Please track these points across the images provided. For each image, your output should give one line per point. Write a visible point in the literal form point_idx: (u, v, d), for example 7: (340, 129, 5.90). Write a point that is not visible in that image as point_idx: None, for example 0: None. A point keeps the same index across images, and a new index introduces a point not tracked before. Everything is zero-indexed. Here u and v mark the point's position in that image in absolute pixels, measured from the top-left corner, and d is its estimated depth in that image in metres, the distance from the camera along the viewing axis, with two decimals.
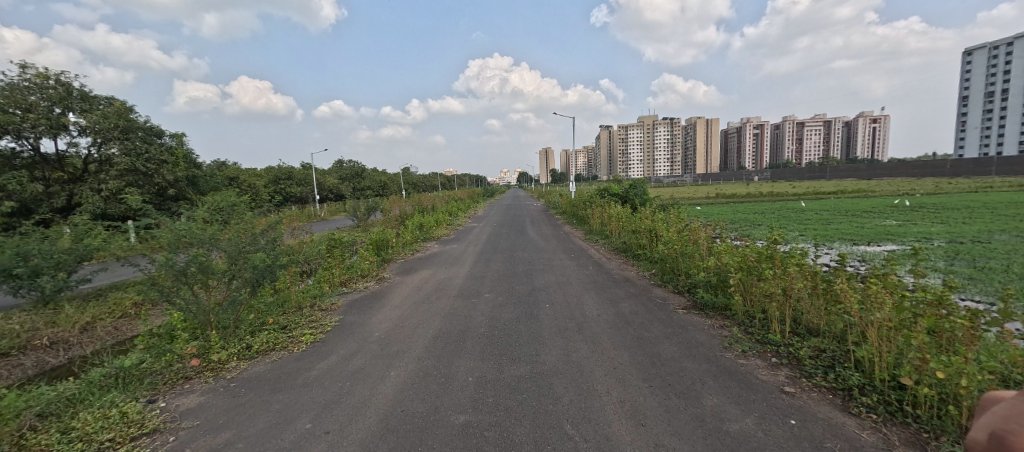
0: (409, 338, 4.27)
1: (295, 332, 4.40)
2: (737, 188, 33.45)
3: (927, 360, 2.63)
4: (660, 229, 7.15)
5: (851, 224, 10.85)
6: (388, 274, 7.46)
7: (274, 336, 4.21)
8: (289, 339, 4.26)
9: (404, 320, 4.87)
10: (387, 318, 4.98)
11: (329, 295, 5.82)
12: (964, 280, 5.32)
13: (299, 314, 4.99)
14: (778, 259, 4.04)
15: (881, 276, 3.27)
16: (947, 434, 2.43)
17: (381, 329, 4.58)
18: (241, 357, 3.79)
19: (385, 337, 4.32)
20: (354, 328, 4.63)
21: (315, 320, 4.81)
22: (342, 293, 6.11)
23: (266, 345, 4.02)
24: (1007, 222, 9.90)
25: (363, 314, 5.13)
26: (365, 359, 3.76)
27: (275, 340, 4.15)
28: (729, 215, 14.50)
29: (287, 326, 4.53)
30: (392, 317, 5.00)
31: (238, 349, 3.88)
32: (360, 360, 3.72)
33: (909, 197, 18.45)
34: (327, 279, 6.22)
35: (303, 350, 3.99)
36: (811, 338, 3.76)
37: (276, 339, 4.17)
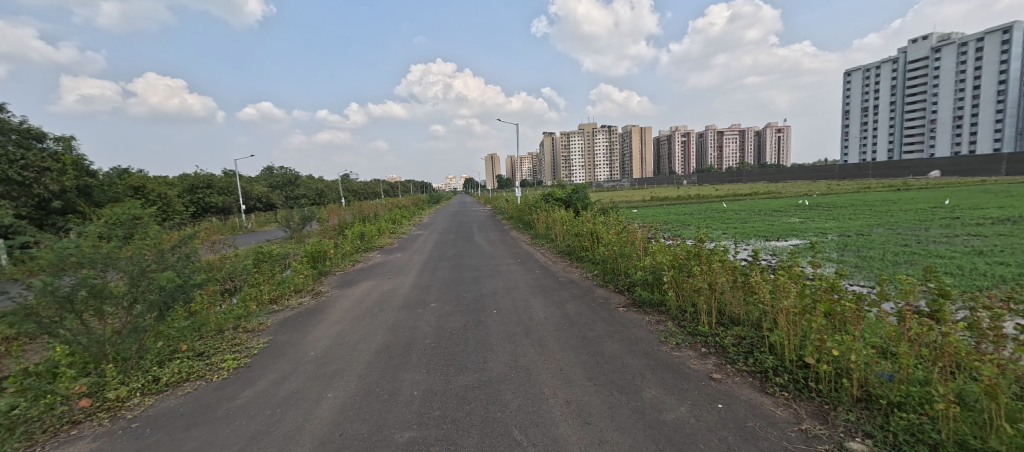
0: (349, 355, 4.06)
1: (215, 359, 3.99)
2: (669, 191, 36.01)
3: (825, 340, 2.99)
4: (601, 232, 7.47)
5: (763, 222, 12.09)
6: (325, 287, 7.03)
7: (189, 365, 3.79)
8: (208, 366, 3.86)
9: (344, 336, 4.62)
10: (324, 335, 4.68)
11: (256, 315, 5.35)
12: (851, 268, 6.16)
13: (219, 337, 4.53)
14: (704, 256, 4.40)
15: (787, 267, 3.68)
16: (842, 404, 2.78)
17: (317, 347, 4.31)
18: (146, 392, 3.37)
19: (322, 356, 4.06)
20: (286, 349, 4.30)
21: (240, 343, 4.41)
22: (272, 312, 5.64)
23: (179, 376, 3.61)
24: (883, 217, 11.61)
25: (297, 333, 4.80)
26: (299, 381, 3.51)
27: (189, 369, 3.73)
28: (663, 217, 15.52)
29: (204, 353, 4.10)
30: (329, 334, 4.71)
31: (143, 383, 3.44)
32: (293, 383, 3.47)
33: (811, 197, 20.93)
34: (253, 298, 5.72)
35: (224, 377, 3.64)
36: (733, 327, 4.09)
37: (191, 368, 3.76)
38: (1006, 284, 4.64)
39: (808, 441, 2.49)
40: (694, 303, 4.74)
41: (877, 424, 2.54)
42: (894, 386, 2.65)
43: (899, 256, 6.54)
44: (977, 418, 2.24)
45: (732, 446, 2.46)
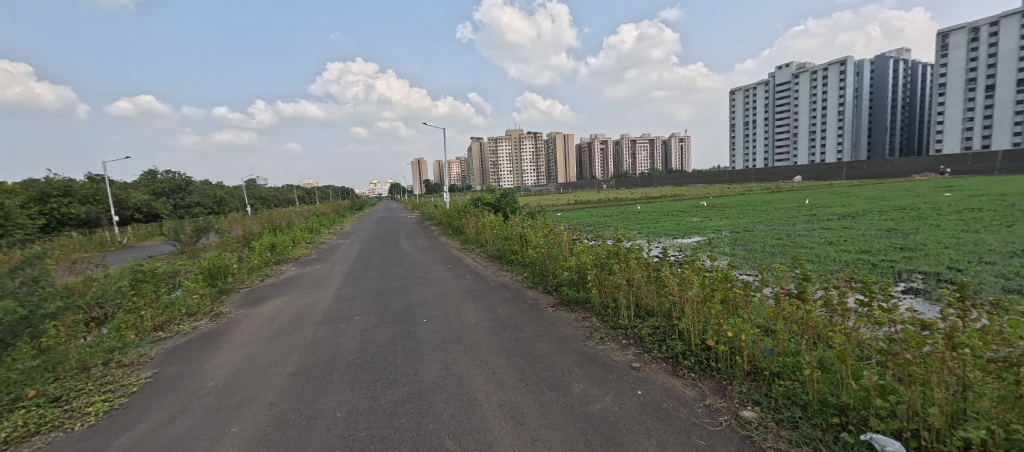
0: (258, 381, 3.73)
1: (77, 403, 3.40)
2: (590, 195, 38.06)
3: (721, 324, 3.45)
4: (528, 235, 7.73)
5: (672, 222, 13.37)
6: (227, 308, 6.32)
7: (39, 415, 3.18)
8: (67, 413, 3.28)
9: (253, 360, 4.24)
10: (228, 361, 4.25)
11: (135, 346, 4.64)
12: (739, 259, 7.11)
13: (83, 376, 3.85)
14: (622, 254, 4.79)
15: (691, 262, 4.15)
16: (736, 378, 3.22)
17: (219, 376, 3.90)
18: None
19: (226, 386, 3.69)
20: (180, 381, 3.83)
21: (113, 382, 3.80)
22: (156, 341, 4.94)
23: (24, 430, 3.01)
24: (765, 215, 13.48)
25: (195, 362, 4.30)
26: (195, 417, 3.16)
27: (40, 419, 3.14)
28: (585, 219, 16.43)
29: (62, 397, 3.46)
30: (235, 360, 4.29)
31: None
32: (188, 421, 3.12)
33: (710, 198, 23.52)
34: (132, 326, 4.95)
35: (95, 424, 3.14)
36: (649, 318, 4.50)
37: (43, 417, 3.16)
38: (849, 267, 5.71)
39: (712, 414, 2.84)
40: (615, 298, 5.10)
41: (763, 393, 2.98)
42: (774, 359, 3.13)
43: (775, 248, 7.68)
44: (832, 378, 2.74)
45: (650, 428, 2.72)
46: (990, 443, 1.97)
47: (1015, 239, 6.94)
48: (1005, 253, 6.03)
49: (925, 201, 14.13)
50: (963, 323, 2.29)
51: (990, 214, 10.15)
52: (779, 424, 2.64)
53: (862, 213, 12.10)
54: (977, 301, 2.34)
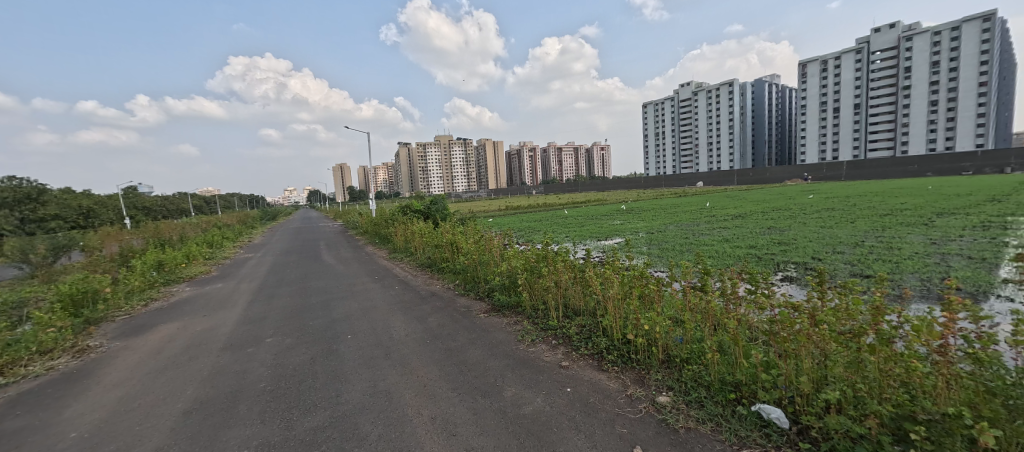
0: (143, 423, 3.25)
1: None
2: (520, 200, 38.86)
3: (639, 318, 3.74)
4: (459, 242, 7.70)
5: (595, 225, 14.18)
6: (98, 341, 5.38)
7: None
8: None
9: (136, 400, 3.68)
10: (102, 404, 3.63)
11: None
12: (654, 258, 7.79)
13: None
14: (550, 257, 4.96)
15: (611, 262, 4.46)
16: (652, 367, 3.51)
17: (88, 423, 3.32)
18: None
19: (97, 433, 3.15)
20: (33, 434, 3.19)
21: None
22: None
23: None
24: (675, 217, 14.87)
25: (54, 408, 3.61)
26: None
27: None
28: (514, 224, 16.76)
29: None
30: (111, 402, 3.68)
31: None
32: None
33: (629, 202, 25.34)
34: None
35: None
36: (575, 317, 4.71)
37: None
38: (742, 261, 6.57)
39: (633, 403, 3.06)
40: (546, 300, 5.26)
41: (675, 378, 3.28)
42: (683, 347, 3.46)
43: (684, 246, 8.54)
44: (730, 359, 3.10)
45: (578, 423, 2.87)
46: (845, 400, 2.31)
47: (861, 233, 8.46)
48: (856, 244, 7.32)
49: (799, 203, 16.65)
50: (822, 302, 2.75)
51: (843, 212, 12.30)
52: (688, 406, 2.92)
53: (752, 213, 13.88)
54: (831, 285, 2.82)
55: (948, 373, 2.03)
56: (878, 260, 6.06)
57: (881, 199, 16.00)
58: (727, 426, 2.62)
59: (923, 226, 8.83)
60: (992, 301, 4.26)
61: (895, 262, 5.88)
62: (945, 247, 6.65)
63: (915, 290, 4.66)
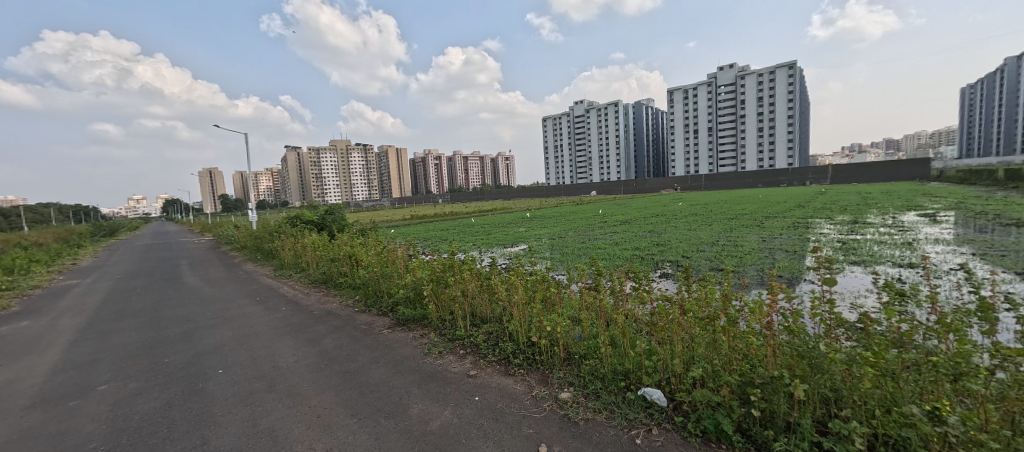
0: None
1: None
2: (425, 209, 37.97)
3: (541, 320, 3.92)
4: (358, 255, 7.32)
5: (500, 233, 14.59)
6: None
7: None
8: None
9: None
10: None
11: None
12: (555, 262, 8.33)
13: None
14: (456, 267, 4.98)
15: (516, 268, 4.63)
16: (555, 366, 3.70)
17: None
18: None
19: None
20: None
21: None
22: None
23: None
24: (573, 224, 15.96)
25: None
26: None
27: None
28: (419, 234, 16.39)
29: None
30: None
31: None
32: None
33: (532, 210, 26.51)
34: None
35: None
36: (483, 325, 4.74)
37: None
38: (629, 261, 7.40)
39: (538, 403, 3.17)
40: (452, 310, 5.23)
41: (575, 373, 3.48)
42: (581, 343, 3.70)
43: (581, 250, 9.26)
44: (620, 352, 3.41)
45: (486, 430, 2.91)
46: (708, 376, 2.66)
47: (717, 234, 10.12)
48: (712, 243, 8.76)
49: (672, 209, 19.24)
50: (689, 294, 3.22)
51: (706, 217, 14.52)
52: (586, 398, 3.10)
53: (637, 219, 15.60)
54: (694, 279, 3.33)
55: (774, 343, 2.55)
56: (728, 256, 7.33)
57: (731, 205, 19.34)
58: (619, 411, 2.85)
59: (759, 228, 10.89)
60: (798, 283, 5.50)
61: (739, 257, 7.18)
62: (772, 243, 8.36)
63: (750, 279, 5.78)
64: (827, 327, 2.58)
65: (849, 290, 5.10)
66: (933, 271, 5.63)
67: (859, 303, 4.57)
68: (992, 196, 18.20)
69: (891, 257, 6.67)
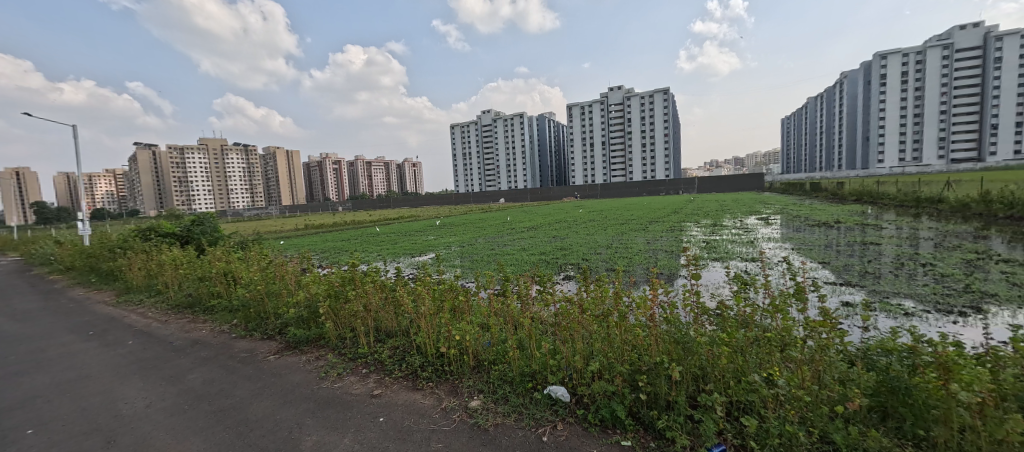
0: None
1: None
2: (322, 218, 34.93)
3: (450, 329, 3.85)
4: (238, 272, 6.40)
5: (407, 242, 14.13)
6: None
7: None
8: None
9: None
10: None
11: None
12: (463, 270, 8.34)
13: None
14: (358, 280, 4.64)
15: (423, 278, 4.52)
16: (465, 375, 3.61)
17: None
18: None
19: None
20: None
21: None
22: None
23: None
24: (481, 231, 16.08)
25: None
26: None
27: None
28: (314, 246, 15.04)
29: None
30: None
31: None
32: None
33: (441, 218, 26.11)
34: None
35: None
36: (388, 340, 4.47)
37: None
38: (533, 266, 7.74)
39: (447, 415, 3.08)
40: (353, 328, 4.84)
41: (485, 380, 3.45)
42: (491, 349, 3.69)
43: (489, 257, 9.38)
44: (527, 354, 3.48)
45: None
46: (608, 369, 2.86)
47: (611, 237, 11.08)
48: (608, 246, 9.57)
49: (573, 215, 20.60)
50: (588, 295, 3.47)
51: (603, 222, 15.75)
52: (495, 403, 3.12)
53: (542, 225, 16.35)
54: (592, 281, 3.62)
55: (655, 332, 2.91)
56: (620, 257, 8.08)
57: (622, 211, 21.45)
58: (528, 412, 2.92)
59: (645, 231, 12.21)
60: (674, 279, 6.32)
61: (629, 257, 8.01)
62: (655, 245, 9.45)
63: (635, 277, 6.49)
64: (695, 314, 3.04)
65: (712, 283, 6.02)
66: (770, 264, 6.92)
67: (718, 293, 5.42)
68: (806, 202, 23.12)
69: (740, 253, 8.04)
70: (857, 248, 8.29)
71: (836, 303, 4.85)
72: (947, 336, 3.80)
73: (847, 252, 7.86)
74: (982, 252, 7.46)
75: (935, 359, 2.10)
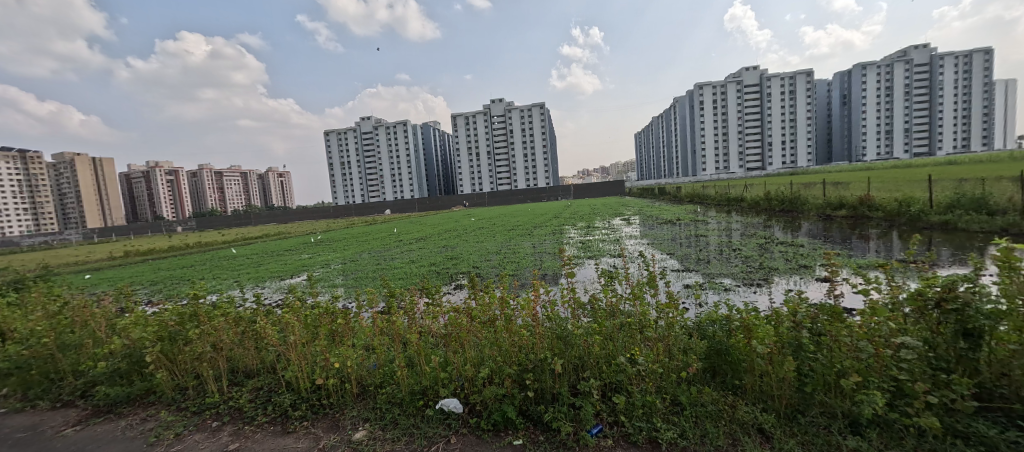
0: None
1: None
2: (157, 242, 28.63)
3: (327, 358, 3.35)
4: (12, 323, 4.80)
5: (274, 263, 12.47)
6: None
7: None
8: None
9: None
10: None
11: None
12: (343, 288, 7.76)
13: None
14: (200, 315, 3.67)
15: (292, 302, 4.00)
16: (347, 406, 3.19)
17: None
18: None
19: None
20: None
21: None
22: None
23: None
24: (363, 246, 15.07)
25: None
26: None
27: None
28: (143, 277, 12.21)
29: None
30: None
31: None
32: None
33: (317, 234, 23.72)
34: None
35: None
36: (248, 382, 3.67)
37: None
38: (421, 279, 7.57)
39: None
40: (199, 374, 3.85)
41: (370, 407, 3.14)
42: (375, 372, 3.41)
43: (373, 273, 8.88)
44: (416, 371, 3.30)
45: None
46: (498, 375, 2.89)
47: (499, 244, 11.42)
48: (496, 253, 9.85)
49: (462, 224, 20.79)
50: (476, 302, 3.47)
51: (490, 230, 16.16)
52: (383, 430, 2.88)
53: (430, 235, 16.05)
54: (479, 288, 3.62)
55: (539, 330, 3.09)
56: (509, 262, 8.43)
57: (509, 218, 22.34)
58: (419, 432, 2.80)
59: (530, 236, 12.91)
60: (556, 279, 6.86)
61: (517, 262, 8.41)
62: (539, 248, 10.11)
63: (520, 280, 6.88)
64: (573, 309, 3.33)
65: (586, 279, 6.66)
66: (632, 258, 7.95)
67: (590, 288, 6.05)
68: (655, 204, 27.18)
69: (608, 250, 9.06)
70: (693, 239, 10.04)
71: (679, 286, 5.80)
72: (748, 304, 4.88)
73: (686, 243, 9.48)
74: (768, 237, 9.73)
75: (741, 323, 2.69)
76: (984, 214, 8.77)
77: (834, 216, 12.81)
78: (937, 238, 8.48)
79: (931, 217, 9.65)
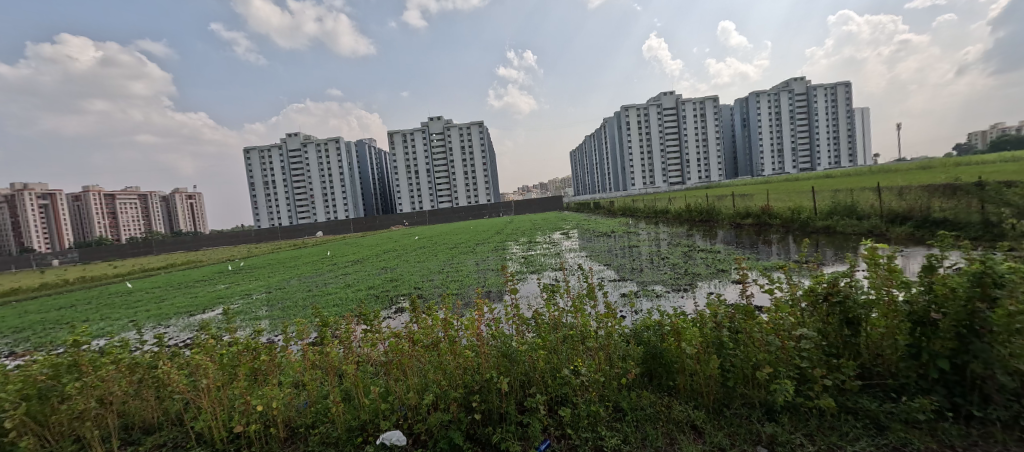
0: None
1: None
2: (27, 278, 24.10)
3: (249, 402, 2.94)
4: None
5: (182, 297, 11.05)
6: None
7: None
8: None
9: None
10: None
11: None
12: (269, 321, 7.12)
13: None
14: (82, 364, 2.87)
15: (199, 341, 3.51)
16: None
17: None
18: None
19: None
20: None
21: None
22: None
23: None
24: (289, 272, 13.97)
25: None
26: None
27: None
28: (2, 324, 10.10)
29: None
30: None
31: None
32: None
33: (236, 261, 21.56)
34: None
35: None
36: (147, 439, 3.14)
37: None
38: (359, 304, 7.21)
39: None
40: (80, 435, 2.99)
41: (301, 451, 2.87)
42: (306, 411, 3.12)
43: (303, 301, 8.25)
44: (354, 404, 3.05)
45: None
46: (442, 403, 2.81)
47: (441, 263, 11.21)
48: (439, 272, 9.69)
49: (401, 244, 20.20)
50: (418, 326, 3.32)
51: (430, 249, 15.86)
52: None
53: (367, 257, 15.36)
54: (420, 311, 3.47)
55: (484, 350, 3.07)
56: (452, 281, 8.35)
57: (450, 236, 22.09)
58: None
59: (472, 253, 12.86)
60: (499, 296, 6.91)
61: (460, 280, 8.33)
62: (482, 265, 10.12)
63: (463, 299, 6.84)
64: (517, 326, 3.37)
65: (528, 295, 6.77)
66: (572, 271, 8.21)
67: (532, 303, 6.20)
68: (591, 218, 28.45)
69: (549, 265, 9.30)
70: (626, 250, 10.66)
71: (616, 296, 6.13)
72: (676, 308, 5.30)
73: (620, 254, 10.04)
74: (690, 245, 10.57)
75: (671, 327, 2.88)
76: (854, 219, 10.30)
77: (742, 224, 14.34)
78: (823, 241, 9.79)
79: (817, 222, 11.15)
